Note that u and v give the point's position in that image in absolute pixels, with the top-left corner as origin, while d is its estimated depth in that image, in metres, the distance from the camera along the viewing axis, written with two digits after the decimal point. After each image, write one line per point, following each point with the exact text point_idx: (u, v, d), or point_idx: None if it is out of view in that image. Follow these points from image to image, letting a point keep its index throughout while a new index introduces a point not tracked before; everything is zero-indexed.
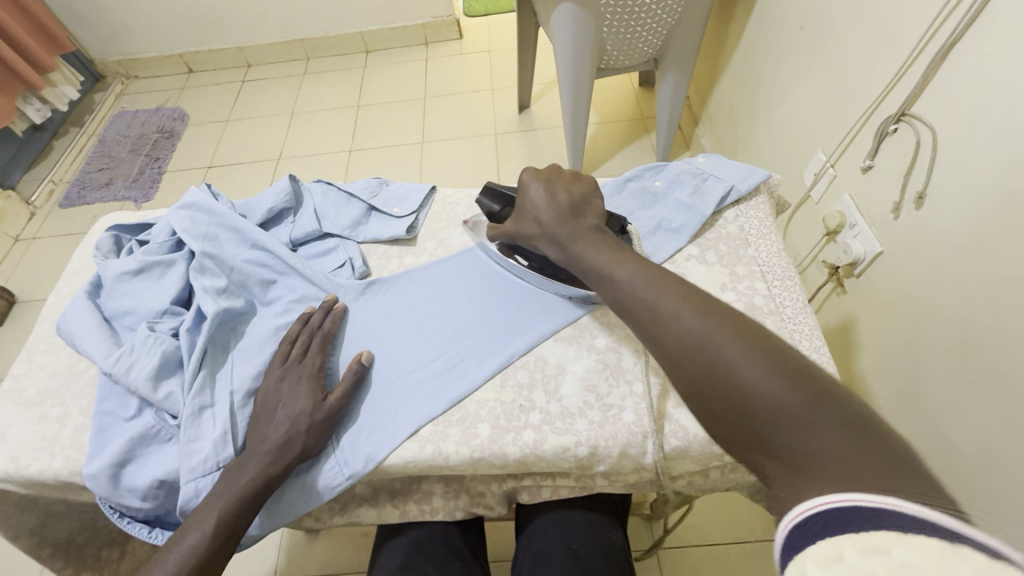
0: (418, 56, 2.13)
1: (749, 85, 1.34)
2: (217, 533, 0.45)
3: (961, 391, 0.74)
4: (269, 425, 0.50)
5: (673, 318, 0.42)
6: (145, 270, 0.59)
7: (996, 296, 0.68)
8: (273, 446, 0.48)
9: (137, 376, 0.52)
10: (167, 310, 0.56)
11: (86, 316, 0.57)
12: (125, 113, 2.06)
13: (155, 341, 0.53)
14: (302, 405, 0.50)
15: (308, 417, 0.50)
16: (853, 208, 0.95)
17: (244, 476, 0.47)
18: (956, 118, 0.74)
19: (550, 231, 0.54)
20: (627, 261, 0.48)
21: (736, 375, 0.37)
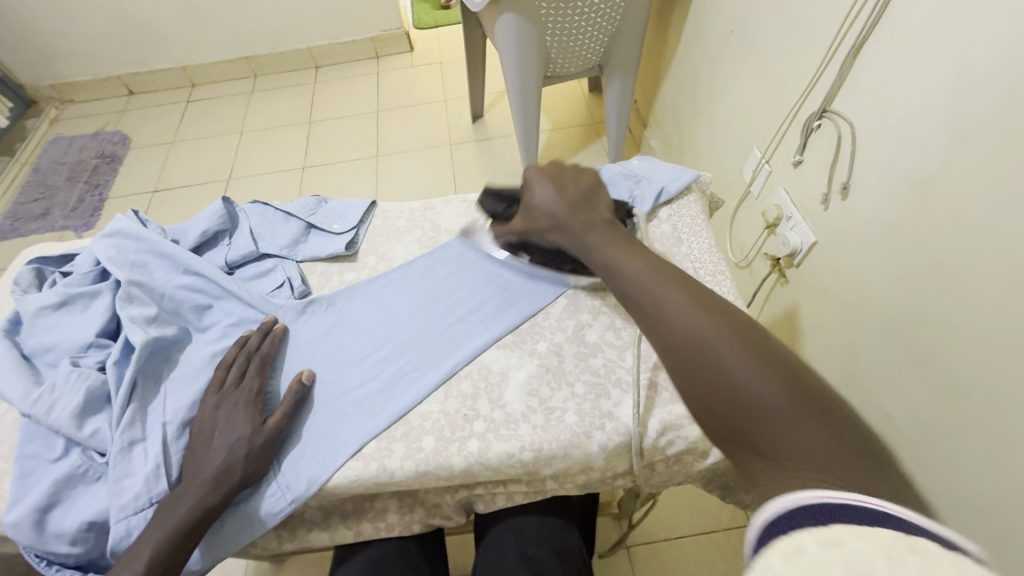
0: (369, 70, 2.12)
1: (689, 88, 1.39)
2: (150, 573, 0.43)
3: (894, 370, 0.78)
4: (205, 454, 0.48)
5: (661, 309, 0.41)
6: (68, 302, 0.57)
7: (918, 277, 0.73)
8: (211, 476, 0.47)
9: (59, 415, 0.49)
10: (92, 343, 0.54)
11: (3, 354, 0.54)
12: (62, 139, 1.97)
13: (79, 377, 0.51)
14: (240, 430, 0.49)
15: (246, 442, 0.49)
16: (788, 201, 1.00)
17: (179, 510, 0.46)
18: (870, 113, 0.79)
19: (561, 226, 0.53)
20: (631, 255, 0.47)
21: (723, 364, 0.36)
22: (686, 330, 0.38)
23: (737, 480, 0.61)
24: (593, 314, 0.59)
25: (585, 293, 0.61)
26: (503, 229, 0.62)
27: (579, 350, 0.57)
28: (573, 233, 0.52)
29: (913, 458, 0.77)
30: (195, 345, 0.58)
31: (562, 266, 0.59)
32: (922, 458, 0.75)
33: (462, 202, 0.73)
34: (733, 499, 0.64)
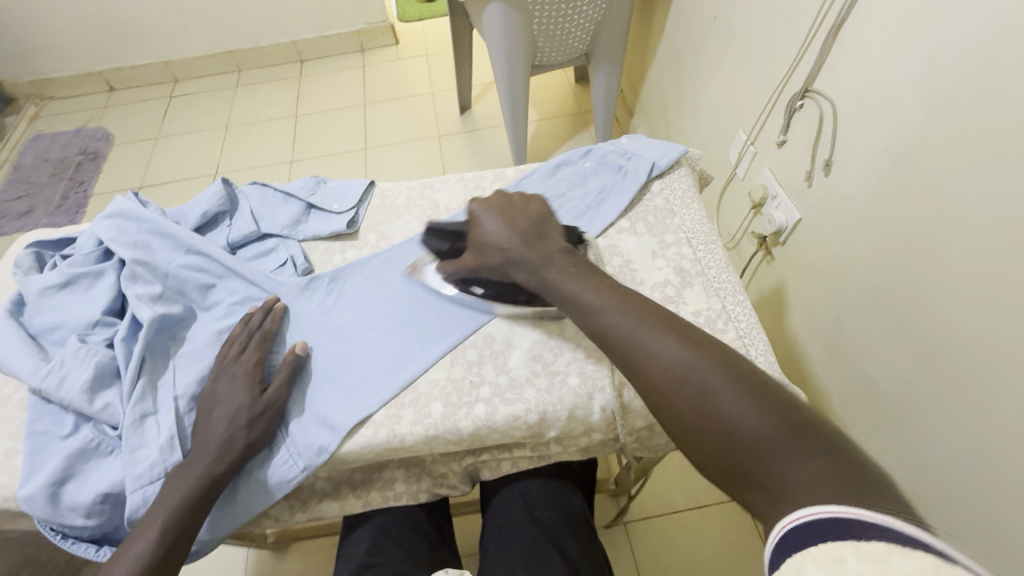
0: (354, 63, 2.11)
1: (675, 74, 1.41)
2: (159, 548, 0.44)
3: (879, 337, 0.82)
4: (205, 425, 0.49)
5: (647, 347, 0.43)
6: (72, 282, 0.57)
7: (899, 246, 0.76)
8: (210, 450, 0.48)
9: (70, 390, 0.50)
10: (99, 321, 0.55)
11: (9, 334, 0.54)
12: (42, 136, 1.94)
13: (87, 353, 0.52)
14: (238, 401, 0.50)
15: (243, 411, 0.49)
16: (773, 180, 1.03)
17: (182, 484, 0.46)
18: (849, 91, 0.82)
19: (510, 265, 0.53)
20: (600, 289, 0.48)
21: (715, 402, 0.39)
22: (677, 368, 0.41)
23: None
24: None
25: None
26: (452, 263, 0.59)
27: None
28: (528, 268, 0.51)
29: (896, 422, 0.80)
30: (201, 323, 0.59)
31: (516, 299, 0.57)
32: (905, 421, 0.78)
33: (459, 181, 0.74)
34: None
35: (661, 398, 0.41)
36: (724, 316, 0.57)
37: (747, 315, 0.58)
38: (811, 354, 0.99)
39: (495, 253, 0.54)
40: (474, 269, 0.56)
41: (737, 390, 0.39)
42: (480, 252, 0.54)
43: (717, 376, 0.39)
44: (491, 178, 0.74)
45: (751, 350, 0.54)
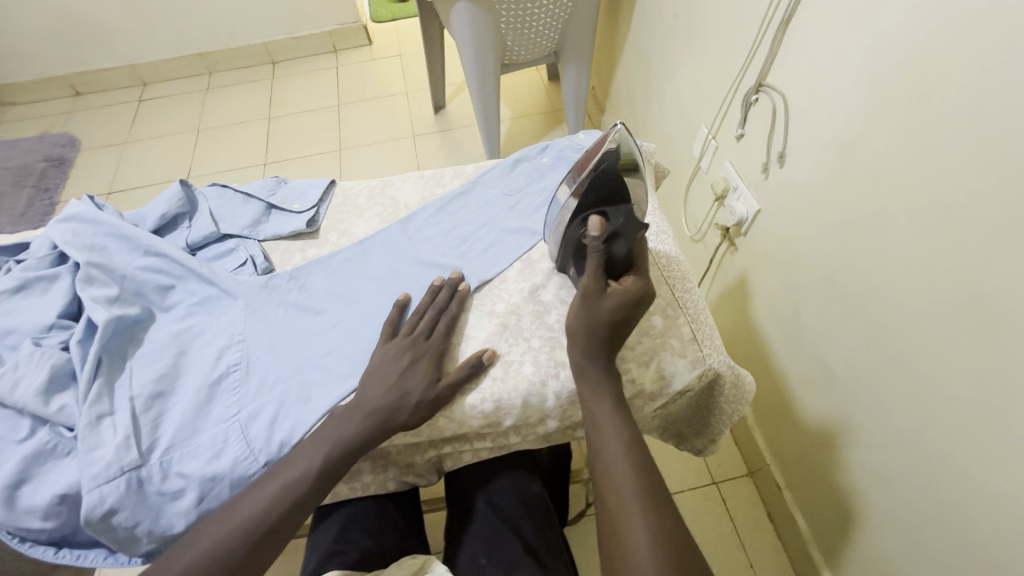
0: (327, 64, 2.10)
1: (641, 71, 1.44)
2: (262, 522, 0.46)
3: (832, 322, 0.85)
4: (377, 391, 0.52)
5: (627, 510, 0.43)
6: (26, 287, 0.57)
7: (847, 234, 0.79)
8: (375, 416, 0.50)
9: (23, 393, 0.50)
10: (54, 324, 0.55)
11: None
12: (5, 142, 1.90)
13: (42, 355, 0.52)
14: (413, 383, 0.52)
15: (418, 393, 0.52)
16: (733, 173, 1.05)
17: (312, 458, 0.48)
18: (799, 85, 0.84)
19: (589, 348, 0.51)
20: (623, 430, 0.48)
21: None
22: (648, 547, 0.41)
23: (686, 425, 0.68)
24: (546, 276, 0.62)
25: (539, 256, 0.64)
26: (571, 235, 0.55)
27: (535, 309, 0.60)
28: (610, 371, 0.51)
29: (849, 402, 0.84)
30: (161, 324, 0.59)
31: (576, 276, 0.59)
32: (857, 401, 0.82)
33: (419, 178, 0.76)
34: (689, 446, 0.70)
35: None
36: (674, 304, 0.59)
37: (695, 302, 0.60)
38: (773, 340, 1.02)
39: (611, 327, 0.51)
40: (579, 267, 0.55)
41: None
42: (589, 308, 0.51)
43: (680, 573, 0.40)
44: (451, 175, 0.76)
45: (699, 335, 0.57)
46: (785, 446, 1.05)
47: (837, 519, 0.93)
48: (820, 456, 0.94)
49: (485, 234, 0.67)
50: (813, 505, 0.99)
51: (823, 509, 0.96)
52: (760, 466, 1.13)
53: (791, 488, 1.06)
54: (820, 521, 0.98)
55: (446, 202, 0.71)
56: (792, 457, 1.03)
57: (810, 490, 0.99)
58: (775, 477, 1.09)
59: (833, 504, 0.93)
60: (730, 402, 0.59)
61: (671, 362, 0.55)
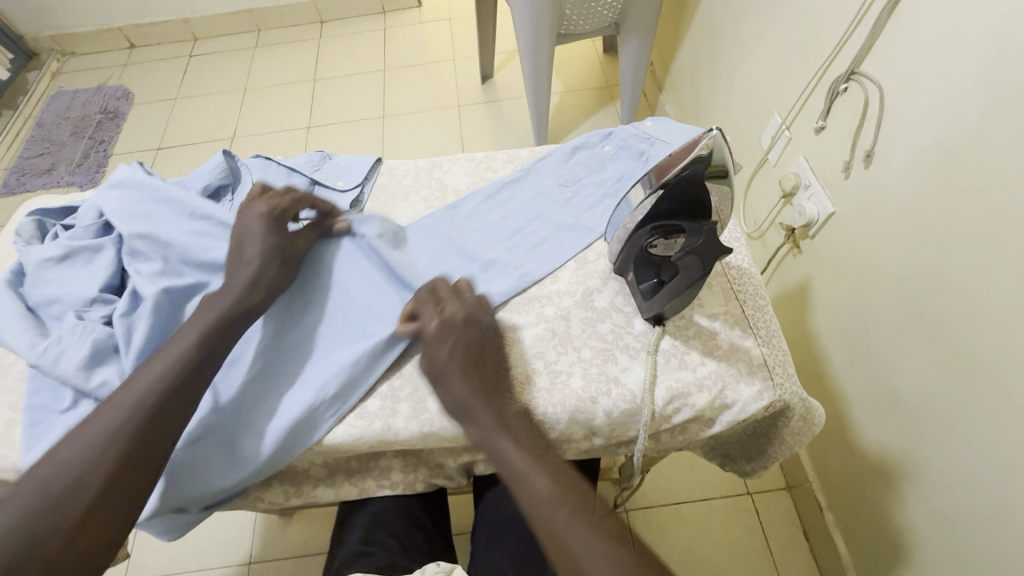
0: (375, 25, 2.04)
1: (710, 49, 1.32)
2: (136, 420, 0.44)
3: (906, 345, 0.77)
4: (235, 269, 0.55)
5: (520, 471, 0.44)
6: (71, 256, 0.57)
7: (938, 251, 0.70)
8: (248, 290, 0.53)
9: (66, 366, 0.49)
10: (97, 297, 0.54)
11: (8, 306, 0.54)
12: (64, 92, 1.93)
13: (85, 329, 0.51)
14: (268, 246, 0.56)
15: (274, 253, 0.56)
16: (807, 169, 0.96)
17: (177, 350, 0.48)
18: (902, 76, 0.74)
19: (453, 337, 0.50)
20: (494, 387, 0.48)
21: (567, 532, 0.41)
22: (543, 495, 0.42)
23: (737, 448, 0.63)
24: (602, 280, 0.57)
25: (594, 257, 0.59)
26: (636, 240, 0.48)
27: (586, 316, 0.55)
28: (479, 342, 0.51)
29: (915, 433, 0.77)
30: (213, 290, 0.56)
31: (626, 267, 0.52)
32: (925, 433, 0.75)
33: (469, 161, 0.71)
34: (735, 467, 0.66)
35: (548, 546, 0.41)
36: (743, 322, 0.53)
37: (767, 323, 0.55)
38: (833, 356, 0.94)
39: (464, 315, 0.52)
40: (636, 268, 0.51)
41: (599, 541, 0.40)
42: (437, 308, 0.53)
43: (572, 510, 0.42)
44: (503, 159, 0.71)
45: (770, 361, 0.51)
46: (833, 467, 0.99)
47: (884, 549, 0.87)
48: (873, 483, 0.88)
49: (537, 228, 0.62)
50: (859, 534, 0.93)
51: (870, 539, 0.90)
52: (800, 483, 1.07)
53: (834, 511, 1.00)
54: (864, 549, 0.92)
55: (497, 189, 0.66)
56: (839, 480, 0.97)
57: (855, 517, 0.94)
58: (818, 496, 1.03)
59: (879, 534, 0.88)
60: (795, 434, 0.54)
61: (734, 390, 0.50)
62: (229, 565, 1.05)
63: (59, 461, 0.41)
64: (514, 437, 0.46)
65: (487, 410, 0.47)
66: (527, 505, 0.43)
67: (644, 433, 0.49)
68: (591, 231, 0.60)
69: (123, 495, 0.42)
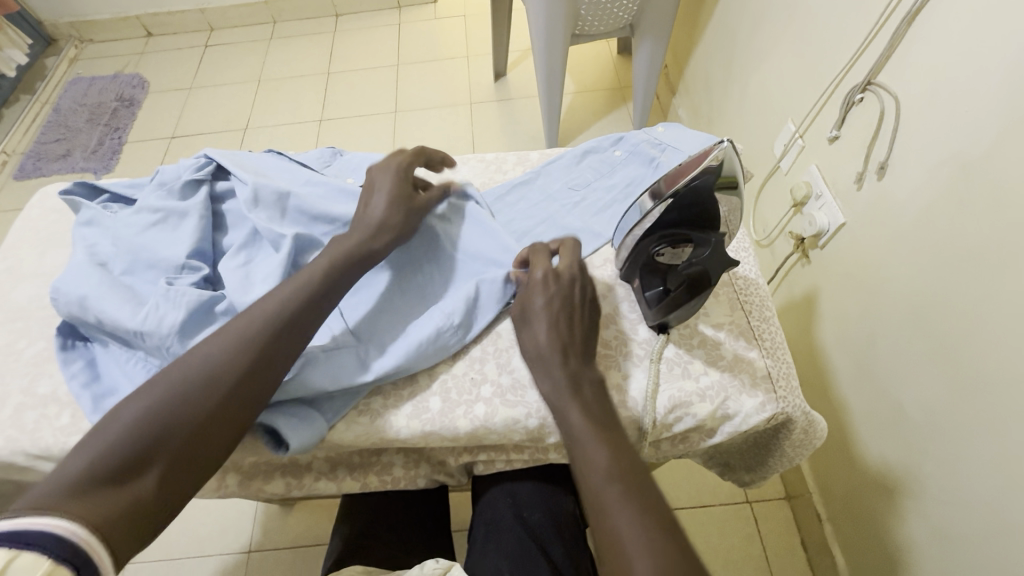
0: (390, 20, 2.04)
1: (725, 54, 1.31)
2: (213, 387, 0.43)
3: (912, 361, 0.76)
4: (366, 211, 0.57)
5: (575, 440, 0.44)
6: (161, 226, 0.60)
7: (948, 267, 0.69)
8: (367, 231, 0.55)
9: (167, 328, 0.51)
10: (184, 266, 0.57)
11: (99, 277, 0.55)
12: (81, 79, 1.95)
13: (179, 294, 0.53)
14: (391, 193, 0.58)
15: (401, 201, 0.58)
16: (819, 179, 0.95)
17: (261, 310, 0.47)
18: (919, 89, 0.73)
19: (549, 293, 0.51)
20: (576, 352, 0.48)
21: (611, 506, 0.40)
22: (598, 466, 0.42)
23: (737, 457, 0.62)
24: (608, 286, 0.57)
25: (601, 262, 0.59)
26: (640, 250, 0.48)
27: None
28: (579, 307, 0.51)
29: (919, 449, 0.76)
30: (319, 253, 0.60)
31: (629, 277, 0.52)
32: (929, 450, 0.74)
33: (479, 162, 0.72)
34: (734, 476, 0.65)
35: (591, 516, 0.40)
36: (748, 333, 0.53)
37: (772, 334, 0.54)
38: (838, 368, 0.94)
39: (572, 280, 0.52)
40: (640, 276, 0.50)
41: (643, 531, 0.38)
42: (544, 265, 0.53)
43: (620, 492, 0.40)
44: (514, 161, 0.71)
45: (774, 374, 0.51)
46: (835, 481, 0.98)
47: (883, 566, 0.86)
48: (874, 498, 0.87)
49: (545, 230, 0.62)
50: (859, 550, 0.92)
51: (870, 555, 0.89)
52: (801, 493, 1.07)
53: (833, 523, 0.99)
54: (863, 564, 0.91)
55: (506, 191, 0.66)
56: (840, 493, 0.96)
57: (856, 532, 0.93)
58: (818, 508, 1.03)
59: (879, 550, 0.87)
60: (796, 446, 0.53)
61: (736, 401, 0.50)
62: (230, 552, 1.06)
63: (82, 455, 0.39)
64: (584, 402, 0.46)
65: (564, 369, 0.47)
66: (578, 466, 0.43)
67: (643, 443, 0.49)
68: (600, 236, 0.60)
69: (190, 464, 0.41)
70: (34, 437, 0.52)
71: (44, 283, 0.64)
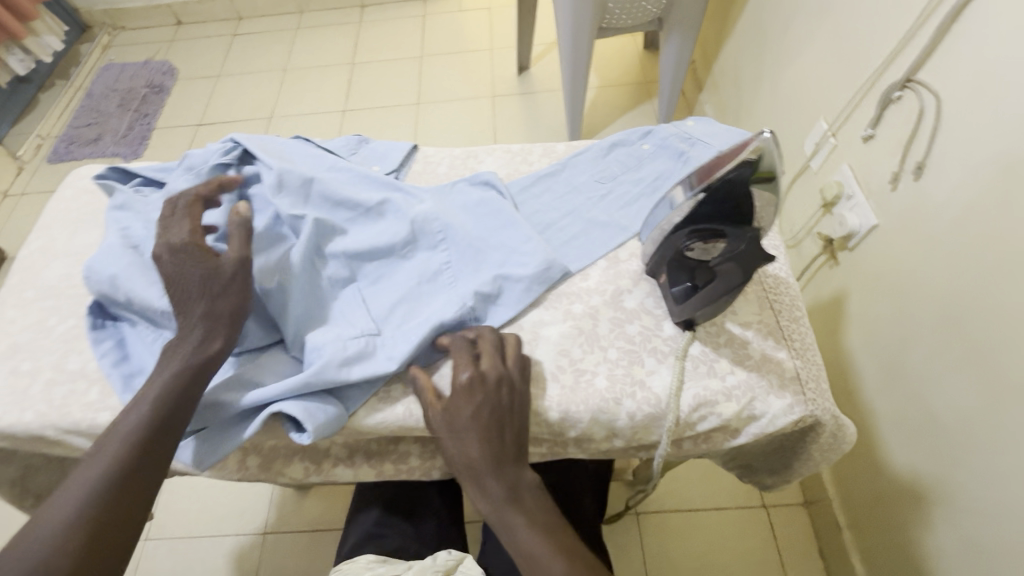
0: (415, 11, 2.04)
1: (755, 49, 1.28)
2: (148, 424, 0.46)
3: (946, 368, 0.74)
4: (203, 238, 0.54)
5: (529, 555, 0.43)
6: None
7: (989, 271, 0.67)
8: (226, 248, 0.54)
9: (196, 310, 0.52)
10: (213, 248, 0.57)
11: (129, 260, 0.57)
12: (113, 65, 1.99)
13: None
14: (199, 274, 0.51)
15: (213, 281, 0.51)
16: (851, 179, 0.92)
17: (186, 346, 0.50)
18: (963, 86, 0.70)
19: (477, 401, 0.47)
20: (513, 462, 0.46)
21: None
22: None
23: (759, 459, 0.61)
24: (633, 281, 0.56)
25: (627, 257, 0.58)
26: (672, 242, 0.47)
27: (615, 316, 0.54)
28: (512, 402, 0.48)
29: (950, 458, 0.74)
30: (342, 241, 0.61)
31: (659, 267, 0.51)
32: (964, 460, 0.71)
33: (505, 152, 0.71)
34: (755, 479, 0.64)
35: None
36: (777, 333, 0.52)
37: (802, 335, 0.53)
38: (865, 374, 0.91)
39: (501, 376, 0.48)
40: (670, 268, 0.50)
41: None
42: (466, 363, 0.49)
43: None
44: (540, 153, 0.70)
45: (804, 376, 0.50)
46: (857, 489, 0.95)
47: None
48: (899, 507, 0.85)
49: (570, 223, 0.61)
50: (882, 560, 0.90)
51: (893, 565, 0.87)
52: (820, 500, 1.04)
53: (853, 531, 0.97)
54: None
55: (531, 182, 0.65)
56: (862, 502, 0.94)
57: (879, 541, 0.90)
58: (837, 515, 1.00)
59: (905, 562, 0.84)
60: (823, 451, 0.52)
61: (763, 402, 0.48)
62: (245, 533, 1.08)
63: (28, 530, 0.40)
64: (527, 513, 0.44)
65: (499, 479, 0.45)
66: None
67: (666, 439, 0.48)
68: (626, 231, 0.60)
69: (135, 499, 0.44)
70: (63, 412, 0.54)
71: (74, 262, 0.66)
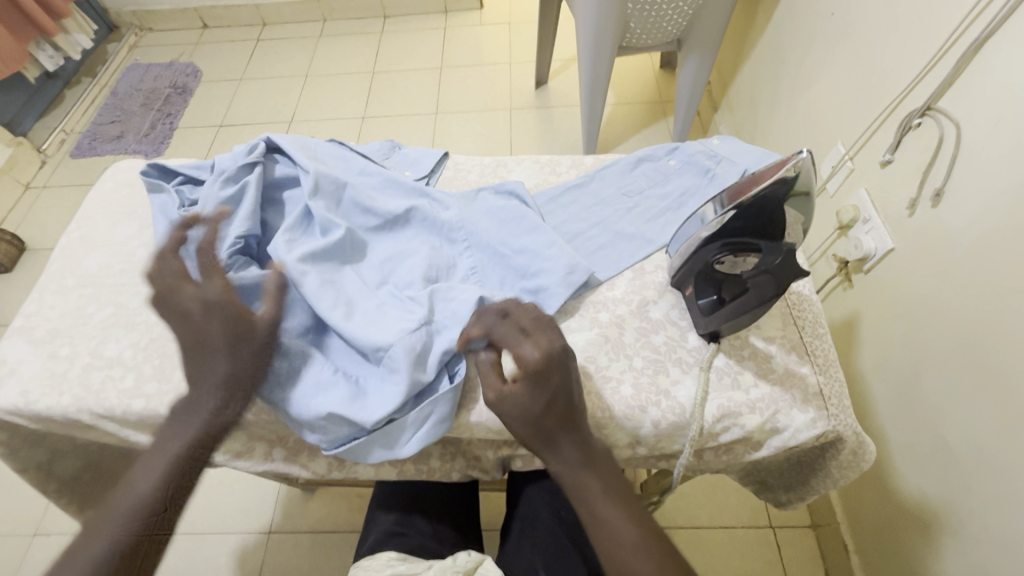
0: (436, 24, 2.08)
1: (773, 72, 1.31)
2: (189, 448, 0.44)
3: (960, 393, 0.74)
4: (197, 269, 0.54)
5: (585, 501, 0.45)
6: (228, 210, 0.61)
7: (1003, 298, 0.67)
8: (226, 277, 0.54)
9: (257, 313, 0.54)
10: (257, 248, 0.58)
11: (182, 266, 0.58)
12: (139, 65, 2.04)
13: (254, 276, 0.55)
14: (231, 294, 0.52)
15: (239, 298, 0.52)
16: (868, 203, 0.93)
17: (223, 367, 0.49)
18: (983, 117, 0.72)
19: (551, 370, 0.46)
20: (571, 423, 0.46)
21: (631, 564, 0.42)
22: (614, 523, 0.44)
23: (775, 476, 0.62)
24: (658, 292, 0.58)
25: (652, 268, 0.60)
26: (700, 255, 0.49)
27: (640, 325, 0.56)
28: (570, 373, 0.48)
29: (962, 483, 0.74)
30: (371, 253, 0.61)
31: (686, 280, 0.52)
32: (975, 486, 0.72)
33: (533, 163, 0.73)
34: (771, 496, 0.65)
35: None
36: (800, 349, 0.53)
37: (825, 351, 0.54)
38: (876, 396, 0.92)
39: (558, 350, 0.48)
40: (697, 282, 0.51)
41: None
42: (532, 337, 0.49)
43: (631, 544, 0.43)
44: (567, 165, 0.72)
45: (827, 392, 0.51)
46: (865, 511, 0.96)
47: None
48: (906, 530, 0.85)
49: (597, 234, 0.63)
50: None
51: None
52: (827, 522, 1.04)
53: (861, 555, 0.97)
54: None
55: (559, 193, 0.67)
56: (872, 527, 0.94)
57: (886, 564, 0.90)
58: (845, 539, 1.00)
59: None
60: (843, 468, 0.53)
61: (787, 416, 0.49)
62: (251, 531, 1.09)
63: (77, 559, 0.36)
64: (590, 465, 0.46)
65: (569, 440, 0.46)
66: (596, 526, 0.44)
67: (690, 449, 0.49)
68: (653, 243, 0.61)
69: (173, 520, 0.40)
70: (99, 397, 0.55)
71: (110, 253, 0.67)
